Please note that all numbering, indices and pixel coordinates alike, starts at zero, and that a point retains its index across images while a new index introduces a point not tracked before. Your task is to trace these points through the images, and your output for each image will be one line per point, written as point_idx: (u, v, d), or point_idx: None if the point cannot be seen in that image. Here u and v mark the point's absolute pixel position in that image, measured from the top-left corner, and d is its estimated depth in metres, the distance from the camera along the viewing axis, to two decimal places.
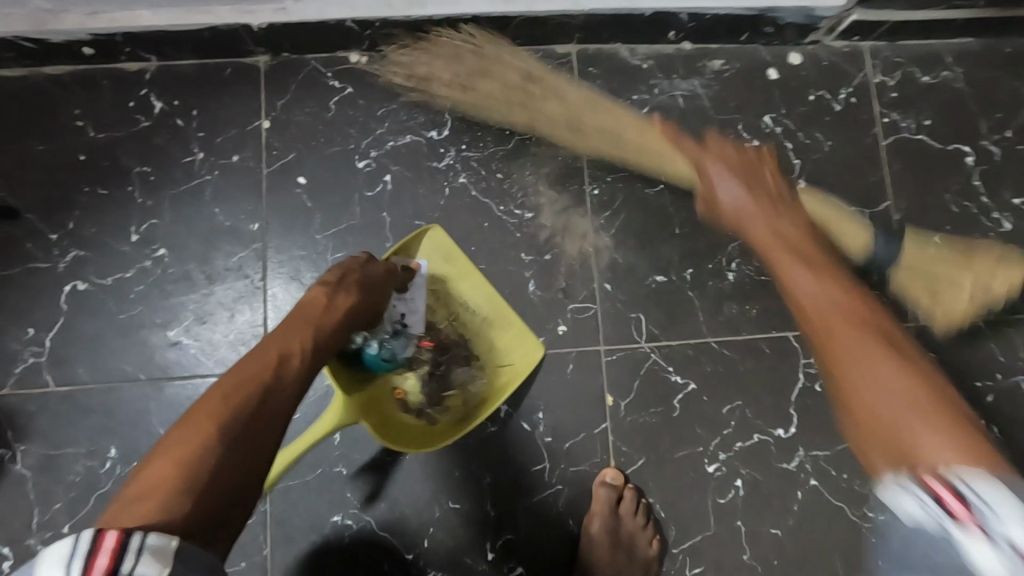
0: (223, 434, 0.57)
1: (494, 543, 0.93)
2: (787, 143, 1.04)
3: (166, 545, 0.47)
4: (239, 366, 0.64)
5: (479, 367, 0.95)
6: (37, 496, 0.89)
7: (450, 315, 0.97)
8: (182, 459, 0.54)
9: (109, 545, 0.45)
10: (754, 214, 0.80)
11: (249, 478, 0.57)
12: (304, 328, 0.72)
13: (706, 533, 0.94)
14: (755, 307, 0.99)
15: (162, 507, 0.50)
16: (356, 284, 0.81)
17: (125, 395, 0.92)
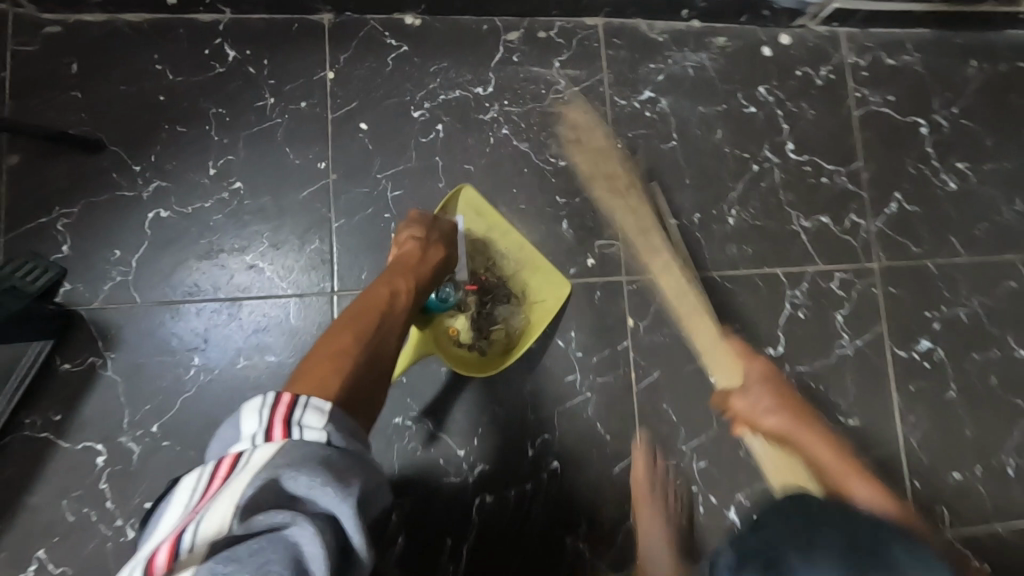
0: (357, 347, 0.76)
1: (534, 442, 1.08)
2: (779, 111, 1.22)
3: (322, 406, 0.63)
4: (363, 303, 0.85)
5: (518, 303, 1.10)
6: (127, 398, 0.99)
7: (487, 263, 1.11)
8: (331, 357, 0.74)
9: (286, 399, 0.62)
10: (755, 367, 1.02)
11: (377, 377, 0.76)
12: (404, 274, 0.92)
13: (710, 433, 1.12)
14: (751, 247, 1.18)
15: (319, 385, 0.69)
16: (439, 240, 0.99)
17: (206, 311, 1.03)
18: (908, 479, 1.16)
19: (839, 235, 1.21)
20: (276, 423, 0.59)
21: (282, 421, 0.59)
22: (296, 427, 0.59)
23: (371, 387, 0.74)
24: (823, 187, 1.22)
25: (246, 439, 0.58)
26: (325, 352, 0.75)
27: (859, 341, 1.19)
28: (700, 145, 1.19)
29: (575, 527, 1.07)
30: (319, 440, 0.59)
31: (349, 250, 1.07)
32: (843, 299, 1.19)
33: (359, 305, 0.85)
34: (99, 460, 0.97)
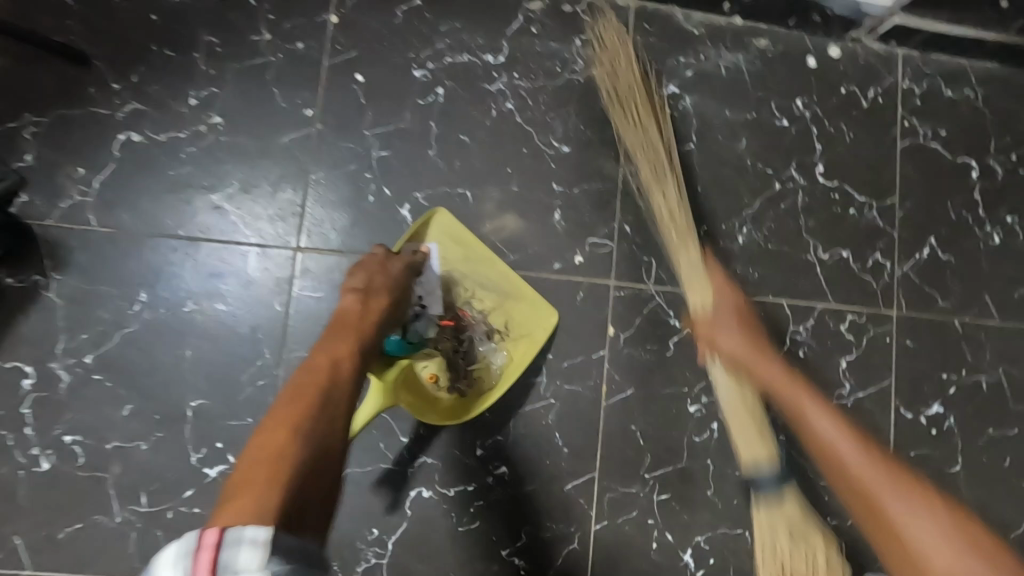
0: (296, 438, 0.64)
1: (483, 442, 1.00)
2: (814, 129, 1.11)
3: (260, 536, 0.51)
4: (299, 379, 0.72)
5: (501, 339, 1.01)
6: (66, 325, 0.94)
7: (467, 293, 1.02)
8: (265, 458, 0.61)
9: (212, 540, 0.50)
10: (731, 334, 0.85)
11: (327, 469, 0.64)
12: (344, 337, 0.81)
13: (678, 465, 1.02)
14: (757, 272, 1.07)
15: (254, 501, 0.56)
16: (384, 286, 0.89)
17: (162, 246, 0.97)
18: None
19: (858, 274, 1.09)
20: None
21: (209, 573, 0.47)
22: None
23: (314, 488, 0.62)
24: (850, 219, 1.10)
25: None
26: (260, 449, 0.62)
27: (861, 394, 1.07)
28: (720, 152, 1.09)
29: (513, 540, 0.98)
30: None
31: (323, 207, 1.00)
32: (851, 345, 1.08)
33: (296, 381, 0.72)
34: (26, 383, 0.92)
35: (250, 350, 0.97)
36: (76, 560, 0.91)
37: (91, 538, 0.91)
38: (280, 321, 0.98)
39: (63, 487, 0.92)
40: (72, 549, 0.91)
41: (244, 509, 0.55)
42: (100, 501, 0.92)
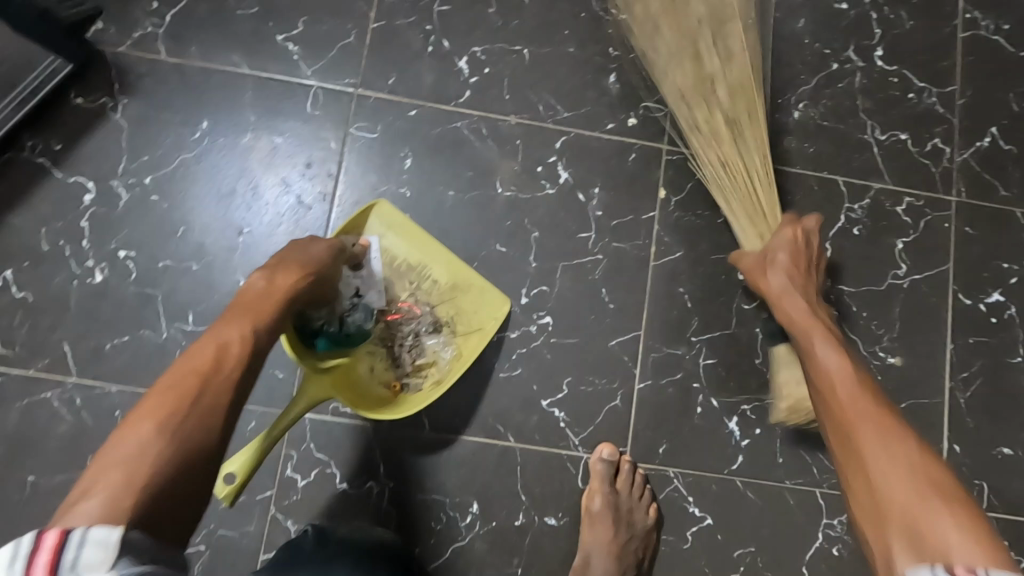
0: (165, 433, 0.58)
1: (529, 291, 0.98)
2: (873, 14, 1.10)
3: (108, 538, 0.47)
4: (178, 368, 0.64)
5: (450, 333, 0.96)
6: (129, 147, 0.96)
7: (412, 286, 0.97)
8: (121, 458, 0.55)
9: (46, 543, 0.44)
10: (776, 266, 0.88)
11: (196, 471, 0.58)
12: (243, 317, 0.73)
13: (726, 330, 0.99)
14: (812, 148, 1.06)
15: (103, 506, 0.50)
16: (293, 266, 0.81)
17: (227, 79, 0.99)
18: (947, 440, 1.00)
19: (915, 157, 1.07)
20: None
21: None
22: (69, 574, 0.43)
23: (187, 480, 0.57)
24: (909, 103, 1.08)
25: None
26: (118, 446, 0.56)
27: (917, 276, 1.04)
28: (777, 30, 1.08)
29: (555, 392, 0.96)
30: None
31: (382, 53, 1.02)
32: (908, 227, 1.05)
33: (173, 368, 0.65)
34: (86, 199, 0.94)
35: (304, 183, 0.98)
36: (120, 372, 0.91)
37: (135, 352, 0.92)
38: (335, 157, 0.99)
39: (113, 299, 0.93)
40: (117, 361, 0.91)
41: (86, 516, 0.49)
42: (146, 317, 0.92)
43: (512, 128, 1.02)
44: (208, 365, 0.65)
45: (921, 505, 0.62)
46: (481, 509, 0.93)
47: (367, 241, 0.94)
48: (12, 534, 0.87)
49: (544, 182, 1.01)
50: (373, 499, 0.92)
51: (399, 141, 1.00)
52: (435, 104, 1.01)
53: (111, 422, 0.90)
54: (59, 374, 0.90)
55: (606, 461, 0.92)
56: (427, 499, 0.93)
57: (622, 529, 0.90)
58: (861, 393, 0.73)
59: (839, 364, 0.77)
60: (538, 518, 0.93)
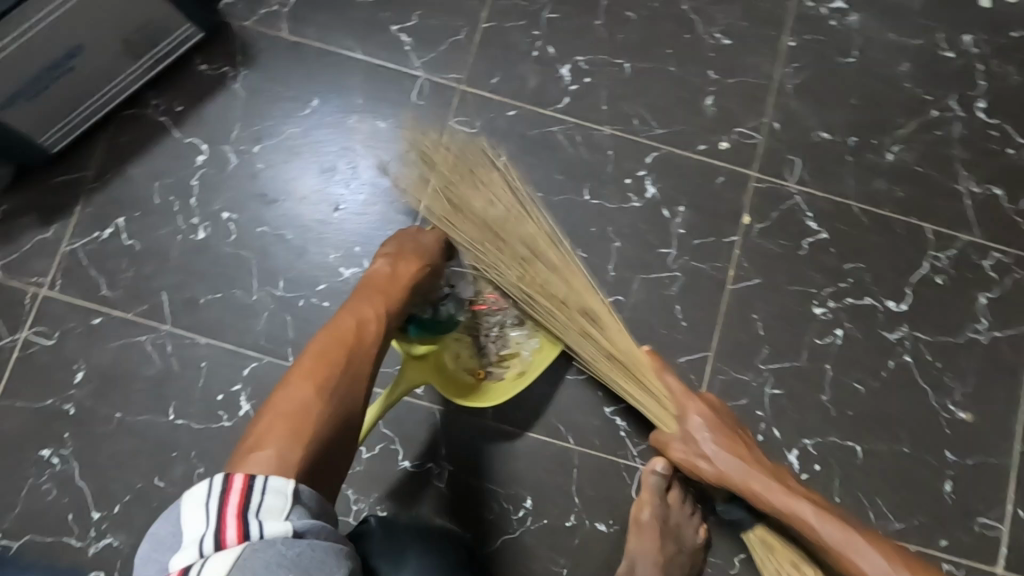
0: (320, 398, 0.66)
1: (603, 298, 1.00)
2: (978, 66, 1.09)
3: (283, 487, 0.54)
4: (327, 335, 0.73)
5: (533, 326, 0.98)
6: (243, 115, 1.01)
7: None
8: (287, 415, 0.64)
9: (238, 484, 0.52)
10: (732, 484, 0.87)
11: (348, 428, 0.67)
12: (373, 300, 0.78)
13: (794, 362, 1.00)
14: (903, 192, 1.05)
15: (278, 455, 0.60)
16: (413, 254, 0.86)
17: (340, 62, 1.04)
18: (1011, 504, 0.97)
19: (1008, 213, 1.05)
20: (229, 518, 0.49)
21: (236, 515, 0.50)
22: (254, 517, 0.50)
23: (338, 440, 0.66)
24: (1007, 158, 1.06)
25: (193, 540, 0.49)
26: (284, 404, 0.65)
27: (997, 334, 1.02)
28: (879, 71, 1.08)
29: (619, 400, 0.97)
30: (282, 532, 0.49)
31: (489, 52, 1.05)
32: (993, 283, 1.03)
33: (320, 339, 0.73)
34: (198, 159, 1.00)
35: (401, 169, 1.02)
36: (210, 326, 0.96)
37: (226, 309, 0.96)
38: None
39: (212, 256, 0.98)
40: (208, 315, 0.96)
41: (267, 460, 0.59)
42: (241, 277, 0.97)
43: (605, 138, 1.04)
44: (351, 335, 0.73)
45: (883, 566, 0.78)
46: (534, 505, 0.94)
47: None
48: (95, 466, 0.92)
49: (631, 195, 1.03)
50: (431, 479, 0.95)
51: (495, 138, 1.03)
52: (533, 107, 1.04)
53: (197, 371, 0.94)
54: (154, 320, 0.96)
55: (659, 474, 0.91)
56: (483, 487, 0.95)
57: (669, 543, 0.90)
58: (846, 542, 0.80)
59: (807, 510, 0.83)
60: (588, 522, 0.94)
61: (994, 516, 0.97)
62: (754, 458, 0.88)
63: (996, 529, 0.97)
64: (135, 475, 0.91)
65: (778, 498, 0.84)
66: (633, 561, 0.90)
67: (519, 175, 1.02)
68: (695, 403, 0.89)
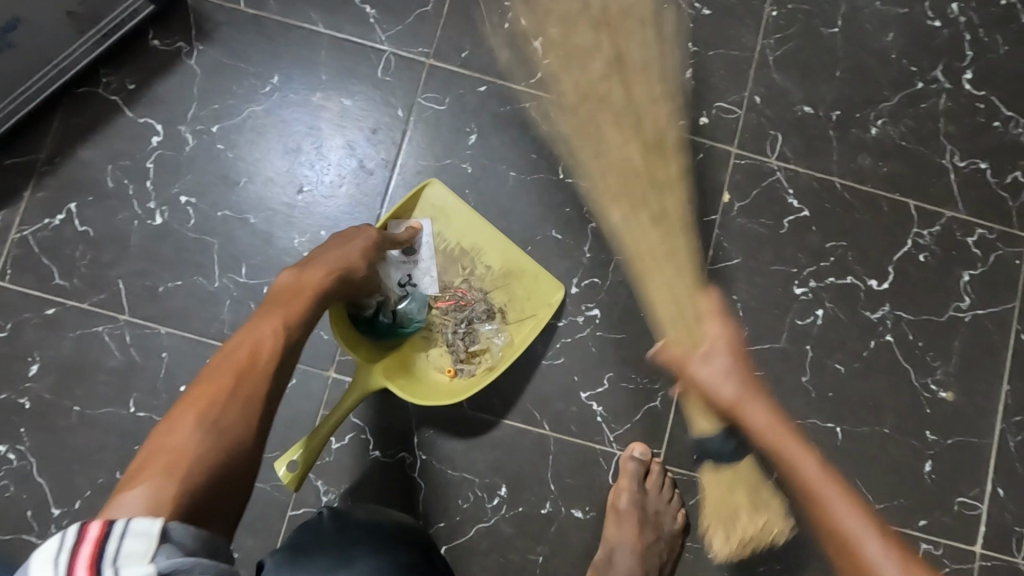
0: (202, 429, 0.58)
1: (580, 280, 0.97)
2: (967, 36, 1.05)
3: (150, 529, 0.44)
4: (218, 365, 0.64)
5: (503, 321, 0.95)
6: (200, 93, 0.96)
7: (467, 271, 0.96)
8: (161, 454, 0.56)
9: (93, 534, 0.42)
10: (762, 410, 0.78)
11: (240, 455, 0.59)
12: (276, 313, 0.72)
13: (774, 343, 0.98)
14: (887, 168, 1.02)
15: (145, 500, 0.51)
16: (325, 260, 0.80)
17: (302, 36, 0.98)
18: (991, 483, 0.97)
19: (994, 188, 1.02)
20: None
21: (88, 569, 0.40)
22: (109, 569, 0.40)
23: (229, 472, 0.57)
24: (994, 132, 1.03)
25: None
26: (158, 443, 0.57)
27: (981, 312, 1.00)
28: (865, 41, 1.05)
29: (596, 385, 0.95)
30: None
31: (459, 24, 1.00)
32: (978, 260, 1.01)
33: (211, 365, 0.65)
34: (154, 140, 0.95)
35: (368, 148, 0.97)
36: (171, 315, 0.92)
37: (188, 297, 0.92)
38: (401, 125, 0.98)
39: (172, 242, 0.93)
40: (169, 304, 0.92)
41: (131, 507, 0.50)
42: (202, 264, 0.93)
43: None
44: (244, 360, 0.65)
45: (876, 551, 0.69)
46: (509, 493, 0.93)
47: (420, 223, 0.94)
48: (55, 461, 0.89)
49: None
50: (404, 469, 0.93)
51: (467, 115, 0.99)
52: (506, 83, 1.00)
53: (159, 362, 0.91)
54: (112, 309, 0.92)
55: (636, 460, 0.92)
56: (456, 476, 0.93)
57: (647, 528, 0.89)
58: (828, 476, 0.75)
59: (818, 469, 0.75)
60: (565, 509, 0.93)
61: (974, 495, 0.96)
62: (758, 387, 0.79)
63: (976, 508, 0.96)
64: (98, 470, 0.89)
65: (792, 454, 0.76)
66: (610, 549, 0.89)
67: (492, 154, 0.99)
68: (717, 321, 0.81)
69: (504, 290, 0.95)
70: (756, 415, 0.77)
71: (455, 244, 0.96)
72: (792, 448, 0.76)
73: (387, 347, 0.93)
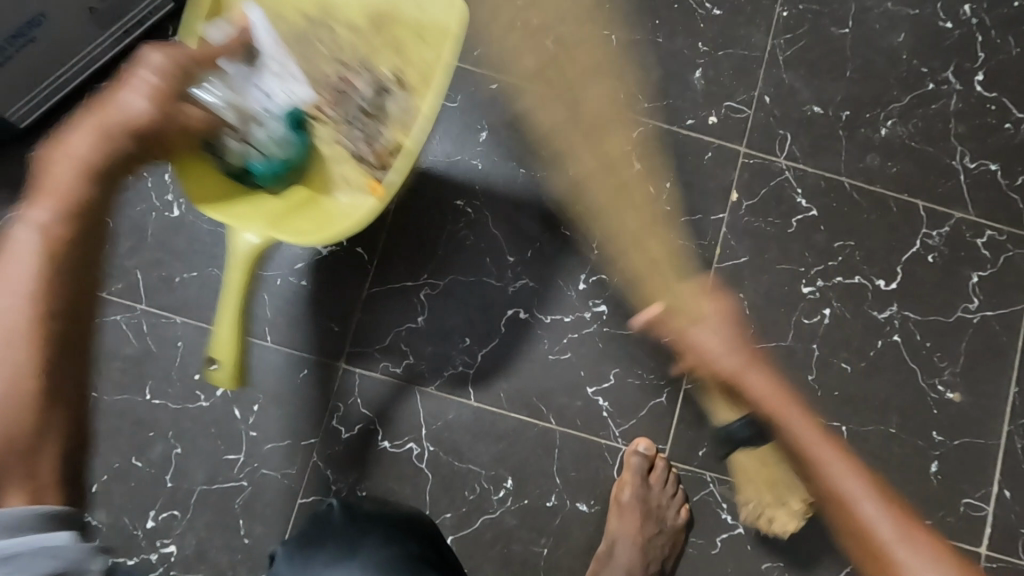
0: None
1: (587, 277, 0.98)
2: (978, 37, 1.05)
3: None
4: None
5: (402, 85, 0.83)
6: None
7: (337, 48, 0.84)
8: None
9: None
10: (790, 411, 0.78)
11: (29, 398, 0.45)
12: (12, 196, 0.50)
13: (781, 342, 0.98)
14: (896, 168, 1.02)
15: None
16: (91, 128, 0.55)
17: None
18: (997, 485, 0.96)
19: (1004, 190, 1.02)
20: None
21: None
22: None
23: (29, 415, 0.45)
24: (1004, 133, 1.03)
25: None
26: None
27: (989, 313, 1.00)
28: (875, 42, 1.05)
29: (602, 380, 0.96)
30: None
31: (471, 23, 1.02)
32: (987, 261, 1.00)
33: None
34: None
35: None
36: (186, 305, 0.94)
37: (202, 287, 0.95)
38: None
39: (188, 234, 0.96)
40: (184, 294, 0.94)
41: None
42: (217, 256, 0.95)
43: (591, 113, 1.01)
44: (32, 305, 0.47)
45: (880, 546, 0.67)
46: (515, 485, 0.94)
47: (246, 14, 0.80)
48: None
49: (617, 170, 1.00)
50: (411, 459, 0.94)
51: (478, 112, 1.00)
52: (517, 80, 1.01)
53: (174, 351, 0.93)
54: (129, 299, 0.94)
55: (641, 455, 0.92)
56: (462, 467, 0.94)
57: (651, 523, 0.90)
58: (847, 470, 0.73)
59: (855, 487, 0.72)
60: (569, 502, 0.94)
61: (981, 496, 0.96)
62: (804, 414, 0.78)
63: (982, 509, 0.96)
64: (115, 455, 0.91)
65: (815, 457, 0.75)
66: (613, 542, 0.90)
67: (502, 151, 1.00)
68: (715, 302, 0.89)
69: (377, 42, 0.83)
70: (759, 381, 0.80)
71: (294, 11, 0.83)
72: (793, 419, 0.78)
73: (288, 184, 0.81)
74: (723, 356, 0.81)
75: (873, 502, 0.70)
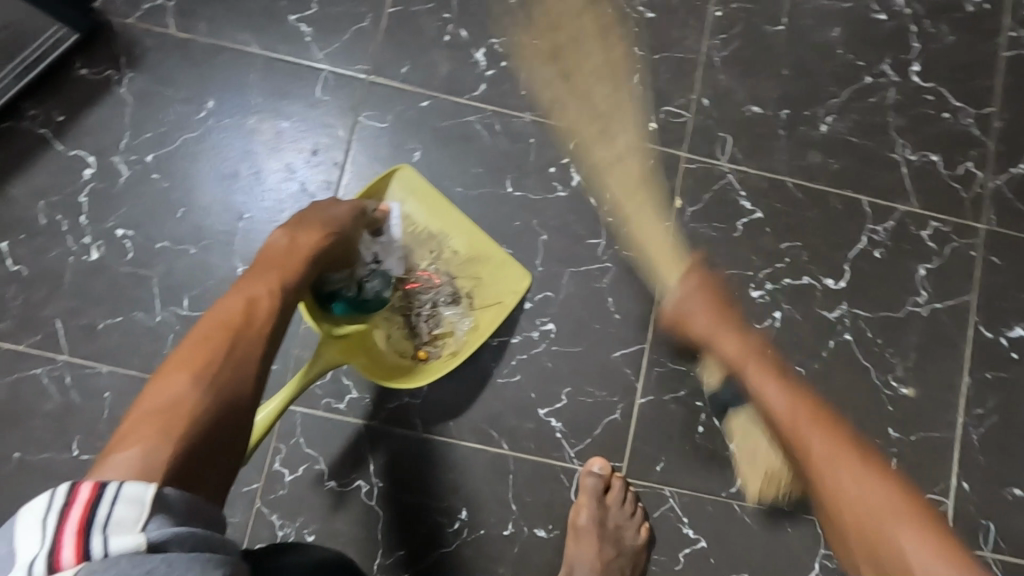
0: (194, 385, 0.59)
1: (532, 296, 0.95)
2: (912, 27, 1.04)
3: (142, 495, 0.47)
4: (205, 323, 0.66)
5: (468, 305, 0.94)
6: (131, 122, 0.93)
7: (436, 252, 0.95)
8: (155, 406, 0.57)
9: (83, 494, 0.45)
10: (743, 348, 0.83)
11: (236, 413, 0.60)
12: (266, 275, 0.73)
13: None
14: (838, 165, 1.01)
15: (142, 455, 0.53)
16: (315, 223, 0.81)
17: (236, 58, 0.96)
18: (955, 477, 0.96)
19: (945, 180, 1.02)
20: (66, 536, 0.43)
21: (77, 530, 0.43)
22: (99, 529, 0.43)
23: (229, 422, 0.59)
24: (943, 123, 1.03)
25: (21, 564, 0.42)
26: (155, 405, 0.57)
27: (938, 305, 0.99)
28: (810, 38, 1.04)
29: (553, 401, 0.94)
30: (131, 544, 0.43)
31: (398, 38, 0.98)
32: (932, 253, 1.00)
33: (191, 341, 0.64)
34: (86, 174, 0.92)
35: (309, 170, 0.95)
36: (111, 352, 0.89)
37: (127, 332, 0.90)
38: (342, 144, 0.96)
39: (108, 277, 0.91)
40: (109, 341, 0.89)
41: (127, 460, 0.52)
42: (141, 299, 0.91)
43: (527, 126, 0.98)
44: (236, 319, 0.66)
45: (891, 520, 0.65)
46: (469, 516, 0.91)
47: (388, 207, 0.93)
48: None
49: (556, 183, 0.97)
50: (360, 497, 0.90)
51: (410, 132, 0.97)
52: (449, 97, 0.98)
53: (100, 402, 0.88)
54: (49, 350, 0.89)
55: (596, 476, 0.90)
56: (415, 501, 0.91)
57: (608, 544, 0.88)
58: (821, 420, 0.74)
59: (827, 443, 0.72)
60: (527, 529, 0.91)
61: (940, 490, 0.96)
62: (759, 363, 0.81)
63: (941, 503, 0.95)
64: None
65: (809, 440, 0.72)
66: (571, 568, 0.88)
67: (437, 171, 0.97)
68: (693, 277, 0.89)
69: (470, 268, 0.95)
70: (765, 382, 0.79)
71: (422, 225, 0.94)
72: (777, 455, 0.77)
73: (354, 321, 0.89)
74: (726, 332, 0.84)
75: (875, 492, 0.67)
